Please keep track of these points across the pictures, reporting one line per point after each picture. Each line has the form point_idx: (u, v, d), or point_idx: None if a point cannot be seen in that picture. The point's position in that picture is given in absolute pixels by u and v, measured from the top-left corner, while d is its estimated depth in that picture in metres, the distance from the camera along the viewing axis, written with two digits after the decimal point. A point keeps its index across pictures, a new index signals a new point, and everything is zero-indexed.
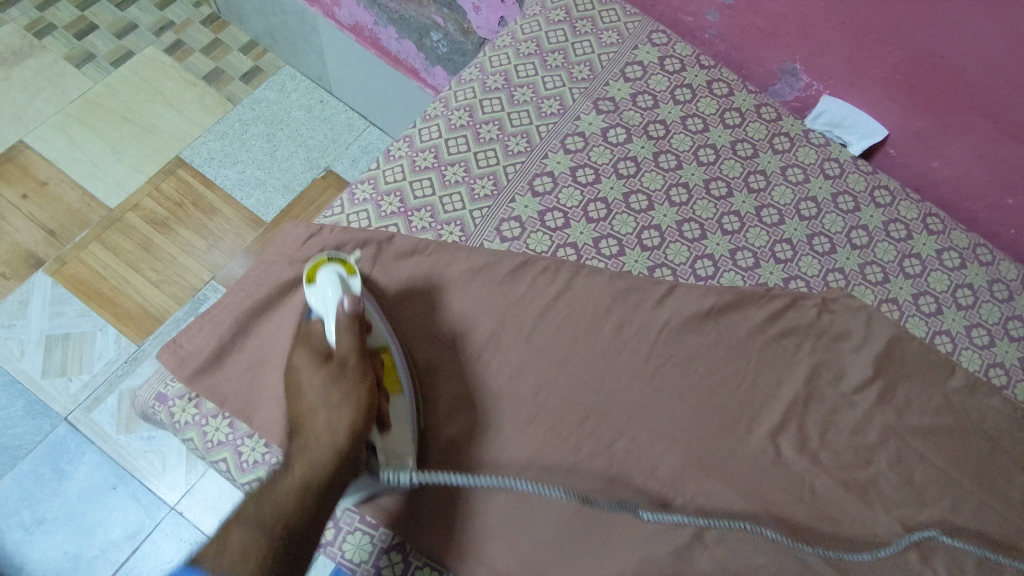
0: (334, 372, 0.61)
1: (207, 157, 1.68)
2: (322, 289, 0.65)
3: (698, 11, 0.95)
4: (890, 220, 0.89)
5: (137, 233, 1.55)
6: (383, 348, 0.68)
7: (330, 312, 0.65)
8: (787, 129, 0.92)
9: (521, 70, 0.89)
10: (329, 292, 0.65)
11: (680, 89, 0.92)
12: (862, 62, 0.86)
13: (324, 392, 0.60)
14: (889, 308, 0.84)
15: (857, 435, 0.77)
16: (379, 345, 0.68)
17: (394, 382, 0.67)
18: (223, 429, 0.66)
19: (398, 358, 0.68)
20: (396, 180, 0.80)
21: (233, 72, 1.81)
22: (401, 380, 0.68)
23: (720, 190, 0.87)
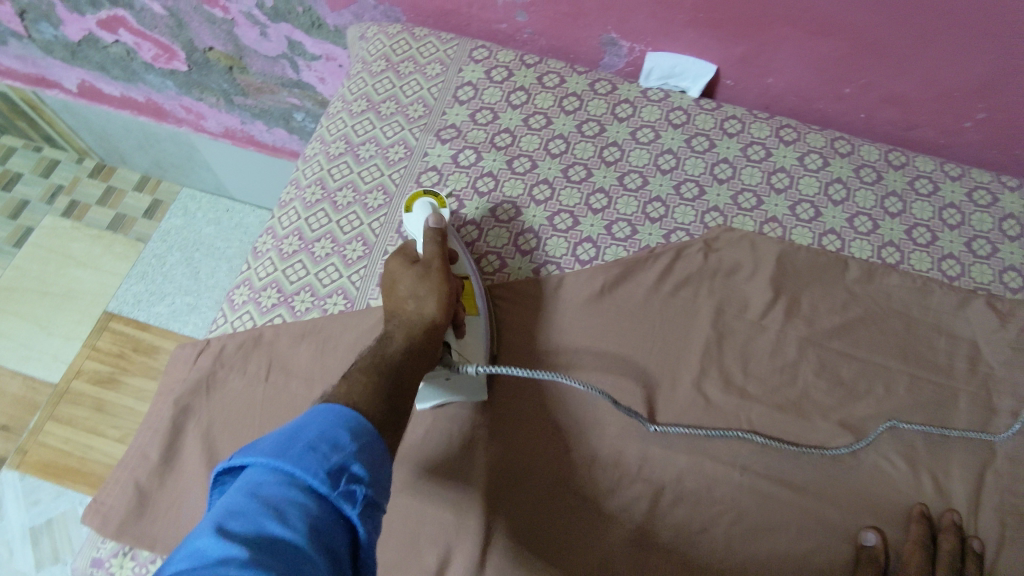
0: (420, 273, 0.70)
1: (134, 301, 1.68)
2: (416, 215, 0.77)
3: (507, 16, 0.98)
4: (746, 145, 0.92)
5: (87, 397, 1.54)
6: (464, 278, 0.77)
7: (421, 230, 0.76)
8: (625, 96, 0.96)
9: (359, 128, 0.91)
10: (423, 215, 0.77)
11: (514, 94, 0.94)
12: (664, 13, 0.90)
13: (412, 287, 0.69)
14: (772, 227, 0.87)
15: (776, 356, 0.78)
16: (462, 274, 0.77)
17: (472, 303, 0.75)
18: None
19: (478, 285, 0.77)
20: (270, 273, 0.81)
21: (133, 212, 1.82)
22: (478, 303, 0.76)
23: (579, 173, 0.89)
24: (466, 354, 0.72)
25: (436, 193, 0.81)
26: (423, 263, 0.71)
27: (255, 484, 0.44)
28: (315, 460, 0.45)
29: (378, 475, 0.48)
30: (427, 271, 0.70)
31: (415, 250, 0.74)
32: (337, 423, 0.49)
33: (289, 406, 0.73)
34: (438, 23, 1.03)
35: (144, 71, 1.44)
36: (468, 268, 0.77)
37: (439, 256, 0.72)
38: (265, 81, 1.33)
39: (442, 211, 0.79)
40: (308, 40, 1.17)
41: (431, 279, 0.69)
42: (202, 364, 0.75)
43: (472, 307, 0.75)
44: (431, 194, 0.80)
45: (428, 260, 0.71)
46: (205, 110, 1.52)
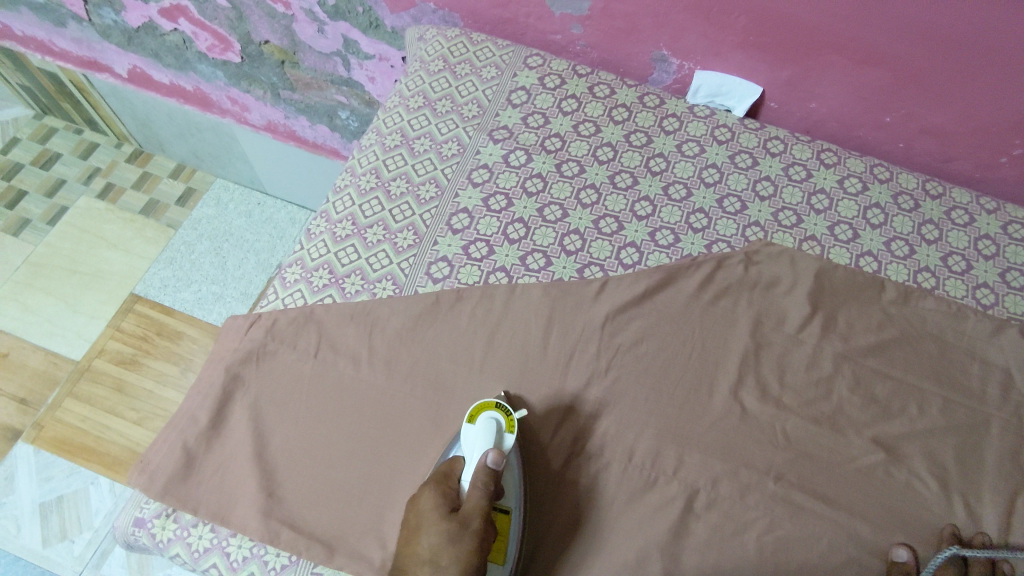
0: (453, 530, 0.63)
1: (161, 286, 1.71)
2: (476, 435, 0.69)
3: (563, 28, 1.02)
4: (788, 165, 0.95)
5: (108, 377, 1.56)
6: (505, 512, 0.69)
7: (477, 460, 0.68)
8: (673, 110, 0.98)
9: (414, 123, 0.94)
10: (481, 443, 0.69)
11: (566, 101, 0.98)
12: (716, 34, 0.93)
13: (435, 551, 0.62)
14: (811, 246, 0.89)
15: (812, 370, 0.80)
16: (501, 508, 0.69)
17: (500, 552, 0.67)
18: (206, 536, 0.68)
19: (515, 529, 0.69)
20: (322, 255, 0.83)
21: (167, 198, 1.86)
22: (509, 551, 0.68)
23: (625, 181, 0.92)
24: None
25: (508, 407, 0.72)
26: (461, 518, 0.64)
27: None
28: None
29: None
30: (460, 533, 0.63)
31: (459, 485, 0.67)
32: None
33: (337, 381, 0.74)
34: (494, 30, 1.07)
35: (196, 60, 1.48)
36: (513, 503, 0.70)
37: (481, 514, 0.65)
38: (316, 77, 1.37)
39: (507, 437, 0.70)
40: (363, 39, 1.21)
41: (461, 546, 0.62)
42: (253, 336, 0.76)
43: (499, 556, 0.67)
44: (500, 407, 0.71)
45: (467, 512, 0.65)
46: (251, 103, 1.57)
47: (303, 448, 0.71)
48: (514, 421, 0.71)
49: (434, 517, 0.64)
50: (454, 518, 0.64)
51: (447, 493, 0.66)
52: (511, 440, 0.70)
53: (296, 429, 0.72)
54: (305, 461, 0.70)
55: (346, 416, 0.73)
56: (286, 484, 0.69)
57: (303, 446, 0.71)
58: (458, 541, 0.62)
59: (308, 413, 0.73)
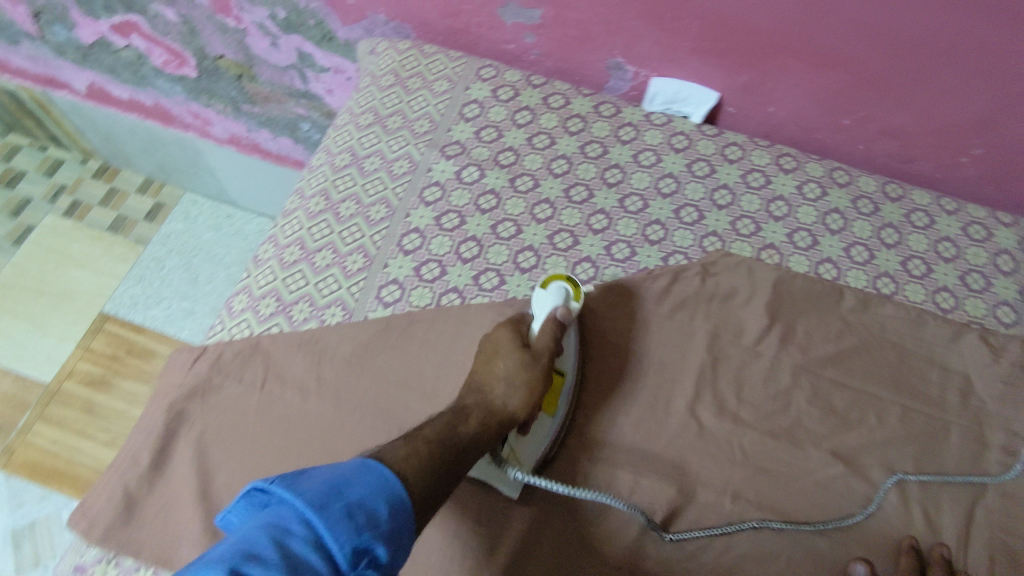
0: (525, 359, 0.69)
1: (131, 303, 1.68)
2: (546, 295, 0.75)
3: (516, 37, 1.00)
4: (746, 172, 0.93)
5: (78, 399, 1.53)
6: (560, 374, 0.75)
7: (545, 312, 0.74)
8: (629, 119, 0.97)
9: (365, 141, 0.92)
10: (552, 300, 0.75)
11: (519, 113, 0.96)
12: (669, 40, 0.92)
13: (510, 372, 0.68)
14: (769, 254, 0.88)
15: (771, 383, 0.78)
16: (559, 368, 0.75)
17: (552, 404, 0.73)
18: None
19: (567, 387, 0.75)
20: (269, 282, 0.81)
21: (135, 214, 1.83)
22: (558, 407, 0.74)
23: (580, 194, 0.90)
24: (520, 452, 0.71)
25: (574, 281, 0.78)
26: (532, 351, 0.70)
27: (278, 530, 0.42)
28: (347, 530, 0.43)
29: (394, 561, 0.46)
30: (531, 362, 0.69)
31: (529, 330, 0.73)
32: (381, 491, 0.48)
33: (282, 414, 0.73)
34: (448, 41, 1.05)
35: (153, 75, 1.45)
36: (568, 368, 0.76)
37: (550, 354, 0.71)
38: (274, 90, 1.34)
39: (573, 303, 0.76)
40: (318, 52, 1.18)
41: (532, 375, 0.68)
42: (198, 371, 0.75)
43: (551, 407, 0.73)
44: (569, 280, 0.78)
45: (539, 350, 0.70)
46: (213, 117, 1.54)
47: (245, 486, 0.69)
48: (580, 292, 0.77)
49: (509, 348, 0.70)
50: (526, 351, 0.70)
51: (519, 332, 0.72)
52: (576, 306, 0.76)
53: (239, 466, 0.70)
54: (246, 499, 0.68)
55: (292, 450, 0.71)
56: (226, 524, 0.67)
57: (245, 484, 0.69)
58: (530, 368, 0.69)
59: (252, 449, 0.71)
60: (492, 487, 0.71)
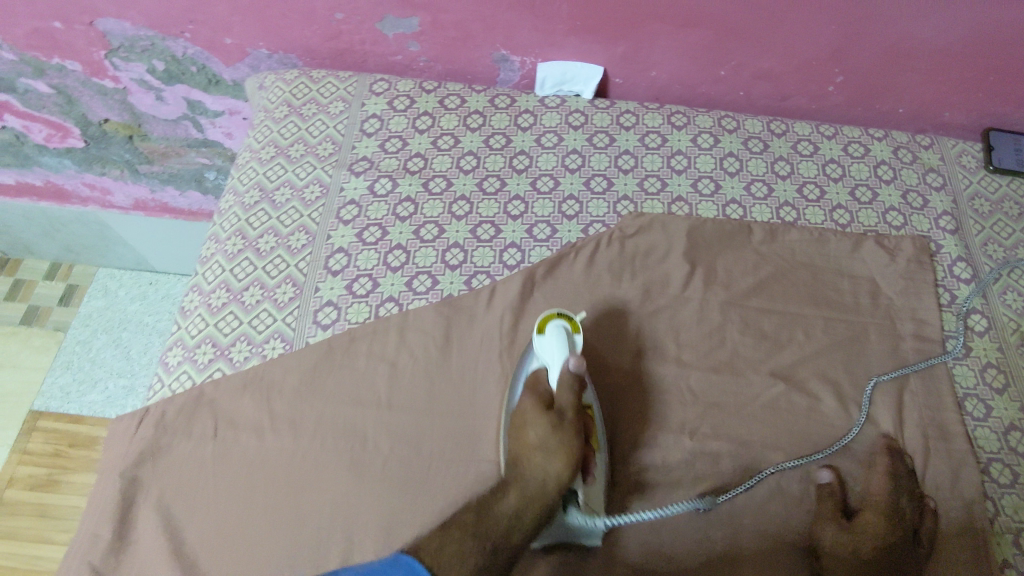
0: (553, 421, 0.68)
1: (63, 393, 1.60)
2: (552, 344, 0.74)
3: (401, 48, 1.02)
4: (644, 135, 0.99)
5: (27, 504, 1.45)
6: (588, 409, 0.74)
7: (558, 364, 0.73)
8: (525, 106, 1.01)
9: (271, 174, 0.92)
10: (561, 346, 0.73)
11: (419, 119, 0.98)
12: (546, 25, 0.96)
13: (544, 439, 0.67)
14: (679, 206, 0.93)
15: (703, 323, 0.83)
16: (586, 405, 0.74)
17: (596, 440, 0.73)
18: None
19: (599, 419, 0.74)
20: (202, 330, 0.81)
21: (48, 301, 1.73)
22: (603, 441, 0.73)
23: (494, 185, 0.93)
24: (592, 500, 0.70)
25: (571, 315, 0.77)
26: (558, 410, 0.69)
27: None
28: None
29: None
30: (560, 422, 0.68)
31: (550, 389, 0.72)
32: None
33: (242, 456, 0.73)
34: (335, 63, 1.06)
35: (37, 153, 1.39)
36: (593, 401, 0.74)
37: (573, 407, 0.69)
38: (170, 145, 1.31)
39: (575, 338, 0.75)
40: (207, 98, 1.17)
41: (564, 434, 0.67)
42: (143, 435, 0.74)
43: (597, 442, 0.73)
44: (565, 317, 0.77)
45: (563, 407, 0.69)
46: (111, 185, 1.48)
47: (222, 529, 0.69)
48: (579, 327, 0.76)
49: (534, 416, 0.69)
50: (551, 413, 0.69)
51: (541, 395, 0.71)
52: (580, 342, 0.75)
53: (212, 513, 0.70)
54: (227, 542, 0.68)
55: (262, 485, 0.71)
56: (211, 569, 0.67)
57: (219, 531, 0.69)
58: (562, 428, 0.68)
59: (221, 492, 0.71)
60: (577, 544, 0.70)
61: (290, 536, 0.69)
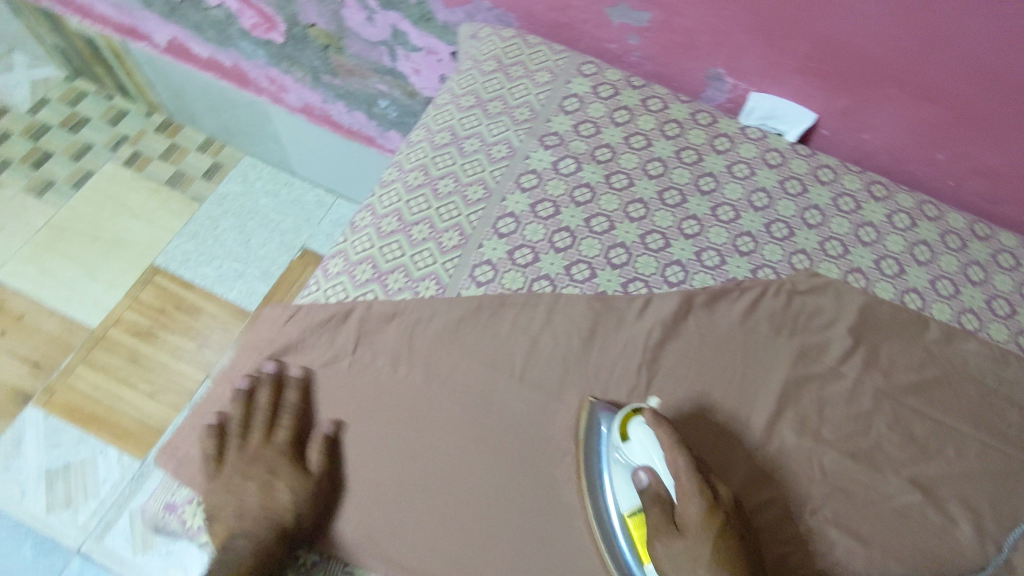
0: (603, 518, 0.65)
1: (182, 259, 1.67)
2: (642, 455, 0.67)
3: (620, 37, 1.01)
4: (837, 196, 0.94)
5: (123, 347, 1.53)
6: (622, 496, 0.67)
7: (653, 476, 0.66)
8: (725, 130, 0.98)
9: (466, 122, 0.94)
10: (654, 448, 0.67)
11: (618, 112, 0.97)
12: (775, 57, 0.93)
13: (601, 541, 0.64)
14: (856, 277, 0.88)
15: (852, 405, 0.79)
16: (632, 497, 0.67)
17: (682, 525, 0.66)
18: (199, 516, 0.69)
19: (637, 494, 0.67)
20: (366, 249, 0.83)
21: (194, 171, 1.82)
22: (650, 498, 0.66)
23: (674, 198, 0.91)
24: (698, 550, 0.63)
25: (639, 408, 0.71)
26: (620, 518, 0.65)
27: None
28: None
29: None
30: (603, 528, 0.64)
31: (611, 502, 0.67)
32: None
33: (374, 379, 0.75)
34: (549, 34, 1.07)
35: (239, 37, 1.47)
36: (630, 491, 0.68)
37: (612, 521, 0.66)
38: (359, 64, 1.36)
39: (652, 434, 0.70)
40: (413, 31, 1.21)
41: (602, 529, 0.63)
42: (292, 329, 0.77)
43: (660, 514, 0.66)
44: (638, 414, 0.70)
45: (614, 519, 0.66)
46: (290, 84, 1.54)
47: (339, 446, 0.71)
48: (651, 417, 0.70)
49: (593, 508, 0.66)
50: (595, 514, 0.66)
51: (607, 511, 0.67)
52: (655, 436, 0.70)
53: (329, 425, 0.72)
54: (341, 460, 0.71)
55: (381, 415, 0.73)
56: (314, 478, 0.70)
57: (331, 446, 0.71)
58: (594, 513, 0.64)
59: (343, 409, 0.73)
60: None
61: (394, 472, 0.70)
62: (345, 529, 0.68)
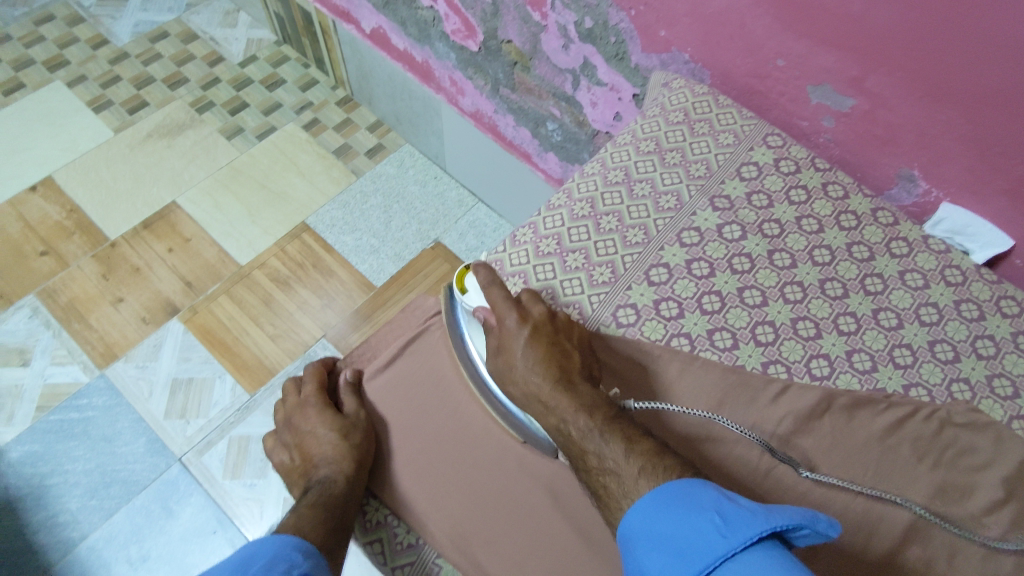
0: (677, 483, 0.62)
1: (329, 224, 1.80)
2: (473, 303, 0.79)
3: (813, 117, 1.00)
4: (1020, 332, 0.86)
5: (261, 289, 1.66)
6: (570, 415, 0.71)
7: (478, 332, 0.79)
8: (905, 234, 0.93)
9: (641, 166, 0.96)
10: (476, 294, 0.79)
11: (795, 190, 0.95)
12: (984, 173, 0.88)
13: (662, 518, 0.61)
14: (1022, 425, 0.80)
15: (989, 561, 0.72)
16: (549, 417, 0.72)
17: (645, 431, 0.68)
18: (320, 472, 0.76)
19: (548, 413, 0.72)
20: (521, 264, 0.87)
21: (359, 147, 1.96)
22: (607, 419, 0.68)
23: (836, 290, 0.87)
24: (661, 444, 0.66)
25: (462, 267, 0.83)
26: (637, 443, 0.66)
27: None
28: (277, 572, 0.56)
29: None
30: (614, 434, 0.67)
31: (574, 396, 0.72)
32: (285, 544, 0.61)
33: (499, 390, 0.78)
34: (741, 98, 1.07)
35: (437, 38, 1.58)
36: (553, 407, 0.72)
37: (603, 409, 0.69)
38: (540, 86, 1.42)
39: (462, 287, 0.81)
40: (603, 66, 1.25)
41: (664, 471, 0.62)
42: None
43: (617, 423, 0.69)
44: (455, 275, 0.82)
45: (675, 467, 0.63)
46: (468, 89, 1.63)
47: (452, 445, 0.75)
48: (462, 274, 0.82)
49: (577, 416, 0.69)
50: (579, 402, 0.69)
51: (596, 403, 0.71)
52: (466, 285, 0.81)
53: (426, 435, 0.75)
54: (448, 460, 0.74)
55: (484, 440, 0.75)
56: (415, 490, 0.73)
57: (427, 456, 0.74)
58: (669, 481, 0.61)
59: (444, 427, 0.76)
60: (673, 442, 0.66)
61: (488, 496, 0.72)
62: (442, 525, 0.70)
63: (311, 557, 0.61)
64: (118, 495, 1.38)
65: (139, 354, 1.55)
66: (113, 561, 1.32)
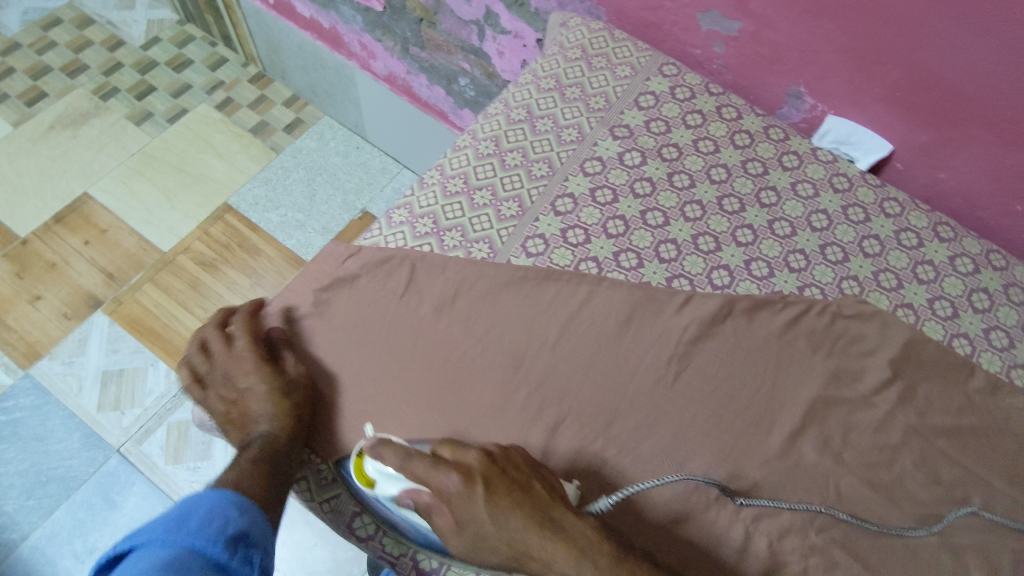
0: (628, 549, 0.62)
1: (252, 202, 1.76)
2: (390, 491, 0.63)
3: (705, 44, 1.03)
4: (901, 230, 0.93)
5: (187, 273, 1.62)
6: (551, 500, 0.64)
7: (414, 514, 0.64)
8: (795, 148, 0.98)
9: (542, 103, 0.97)
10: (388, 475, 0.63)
11: (691, 115, 0.99)
12: (862, 82, 0.93)
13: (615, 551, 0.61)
14: (905, 312, 0.87)
15: (879, 435, 0.78)
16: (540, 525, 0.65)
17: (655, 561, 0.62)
18: None
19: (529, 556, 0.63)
20: (430, 205, 0.88)
21: (276, 123, 1.91)
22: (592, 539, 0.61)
23: (733, 205, 0.92)
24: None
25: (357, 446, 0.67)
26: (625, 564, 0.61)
27: (181, 555, 0.49)
28: (210, 536, 0.52)
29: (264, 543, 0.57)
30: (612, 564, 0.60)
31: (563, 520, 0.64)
32: (219, 503, 0.56)
33: (414, 325, 0.79)
34: (637, 32, 1.09)
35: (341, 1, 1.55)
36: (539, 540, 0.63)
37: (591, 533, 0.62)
38: (448, 41, 1.42)
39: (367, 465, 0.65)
40: (505, 14, 1.26)
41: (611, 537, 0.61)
42: (348, 266, 0.82)
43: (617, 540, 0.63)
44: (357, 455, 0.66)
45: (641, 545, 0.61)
46: (379, 52, 1.61)
47: (389, 368, 0.76)
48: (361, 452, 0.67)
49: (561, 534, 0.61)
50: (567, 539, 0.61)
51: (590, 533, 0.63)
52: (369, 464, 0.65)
53: (369, 355, 0.77)
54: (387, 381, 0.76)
55: (417, 362, 0.77)
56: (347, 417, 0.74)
57: (370, 373, 0.76)
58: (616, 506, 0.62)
59: (379, 351, 0.77)
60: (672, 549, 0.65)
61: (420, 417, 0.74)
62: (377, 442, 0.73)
63: (248, 513, 0.57)
64: (56, 492, 1.34)
65: (63, 350, 1.49)
66: (58, 557, 1.28)
